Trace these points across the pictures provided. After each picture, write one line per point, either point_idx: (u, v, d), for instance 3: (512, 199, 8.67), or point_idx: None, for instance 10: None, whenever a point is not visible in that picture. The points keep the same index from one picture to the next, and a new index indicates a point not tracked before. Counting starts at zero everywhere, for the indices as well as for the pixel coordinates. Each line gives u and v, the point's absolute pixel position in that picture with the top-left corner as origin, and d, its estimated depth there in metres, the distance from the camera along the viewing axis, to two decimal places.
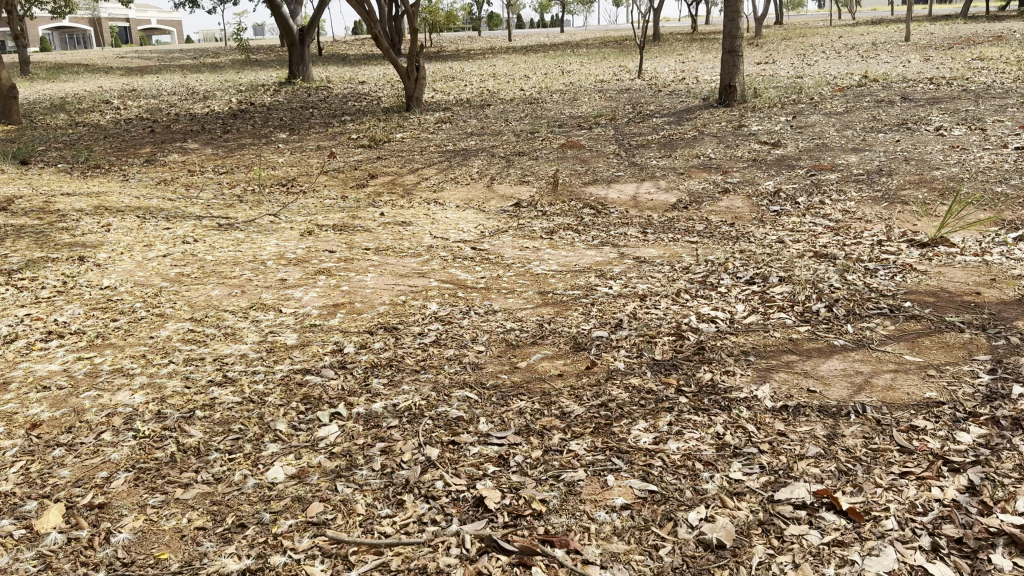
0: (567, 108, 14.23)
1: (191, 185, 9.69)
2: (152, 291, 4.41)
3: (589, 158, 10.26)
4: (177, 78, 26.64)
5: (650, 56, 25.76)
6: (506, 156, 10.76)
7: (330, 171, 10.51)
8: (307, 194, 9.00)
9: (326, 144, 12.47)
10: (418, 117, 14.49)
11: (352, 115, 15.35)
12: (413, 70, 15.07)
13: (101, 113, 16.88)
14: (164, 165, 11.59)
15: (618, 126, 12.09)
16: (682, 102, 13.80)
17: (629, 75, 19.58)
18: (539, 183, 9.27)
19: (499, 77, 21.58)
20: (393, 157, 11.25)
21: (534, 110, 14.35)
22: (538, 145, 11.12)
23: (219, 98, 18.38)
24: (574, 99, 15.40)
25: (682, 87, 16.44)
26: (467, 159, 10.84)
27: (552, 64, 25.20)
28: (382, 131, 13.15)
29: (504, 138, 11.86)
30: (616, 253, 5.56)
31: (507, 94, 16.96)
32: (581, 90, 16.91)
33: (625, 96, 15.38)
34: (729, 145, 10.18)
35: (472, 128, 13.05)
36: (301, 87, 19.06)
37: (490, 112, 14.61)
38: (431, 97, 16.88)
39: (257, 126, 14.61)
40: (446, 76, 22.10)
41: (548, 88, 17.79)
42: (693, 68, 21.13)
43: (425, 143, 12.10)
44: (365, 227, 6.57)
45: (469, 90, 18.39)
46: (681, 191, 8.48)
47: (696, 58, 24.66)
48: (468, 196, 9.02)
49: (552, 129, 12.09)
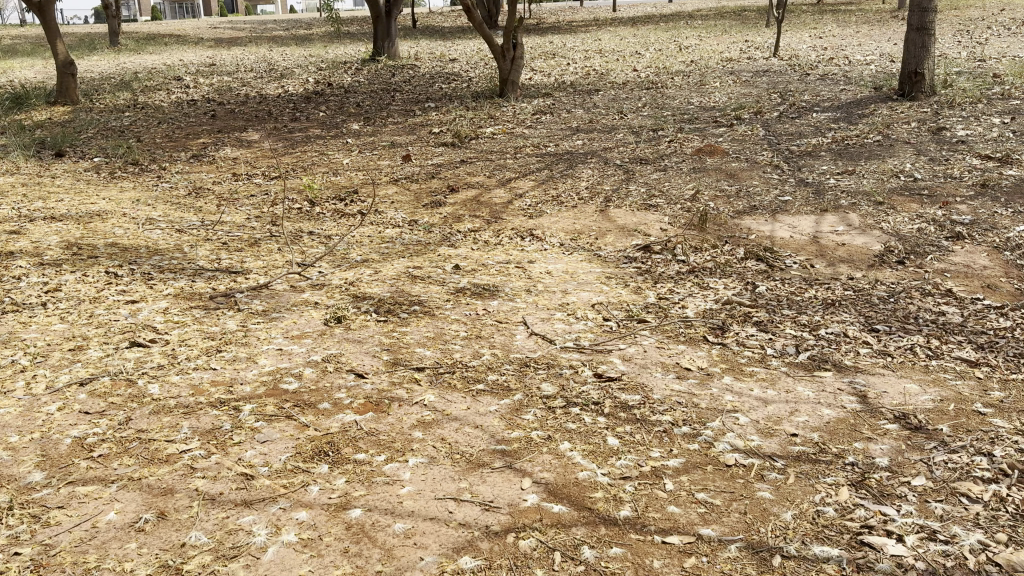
0: (695, 97, 11.60)
1: (229, 196, 7.76)
2: (0, 500, 2.39)
3: (737, 170, 7.76)
4: (263, 51, 25.21)
5: (779, 32, 22.44)
6: (625, 164, 8.39)
7: (402, 182, 8.42)
8: (368, 218, 6.93)
9: (401, 141, 10.38)
10: (513, 106, 12.19)
11: (436, 101, 13.20)
12: (510, 48, 12.84)
13: (167, 93, 15.32)
14: (210, 163, 9.76)
15: (766, 124, 9.48)
16: (843, 91, 10.96)
17: (762, 54, 16.61)
18: (675, 210, 6.90)
19: (604, 55, 18.89)
20: (482, 161, 9.05)
21: (653, 98, 11.82)
22: (667, 149, 8.68)
23: (295, 77, 16.59)
24: (701, 86, 12.73)
25: (834, 71, 13.45)
26: (575, 166, 8.52)
27: (664, 39, 22.26)
28: (470, 123, 10.95)
29: (620, 137, 9.47)
30: (854, 398, 3.18)
31: (618, 76, 14.42)
32: (707, 73, 14.17)
33: (764, 82, 12.60)
34: (932, 159, 7.48)
35: (579, 122, 10.68)
36: (384, 66, 17.06)
37: (598, 100, 12.20)
38: (529, 80, 14.54)
39: (329, 114, 12.67)
40: (544, 53, 19.60)
41: (666, 69, 15.15)
42: (837, 46, 17.91)
43: (522, 141, 9.82)
44: (428, 300, 4.33)
45: (571, 71, 15.92)
46: (885, 232, 5.95)
47: (834, 33, 21.23)
48: (576, 226, 6.75)
49: (682, 126, 9.60)
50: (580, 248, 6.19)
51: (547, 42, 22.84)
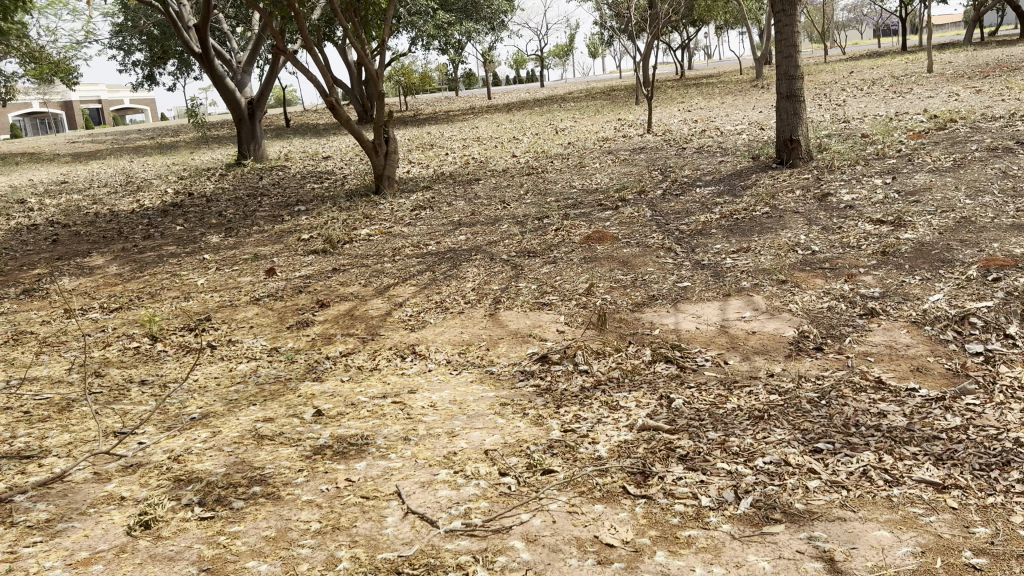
0: (577, 180, 11.23)
1: (55, 339, 6.62)
2: None
3: (630, 255, 7.25)
4: (125, 162, 23.83)
5: (650, 108, 22.97)
6: (512, 258, 7.72)
7: (265, 302, 7.44)
8: (219, 352, 5.92)
9: (266, 252, 9.43)
10: (390, 203, 11.49)
11: (306, 204, 12.35)
12: (381, 142, 12.18)
13: (5, 219, 13.88)
14: (43, 298, 8.54)
15: (653, 203, 9.14)
16: (723, 163, 10.85)
17: (638, 131, 16.72)
18: (570, 311, 6.20)
19: (482, 142, 18.62)
20: (356, 268, 8.20)
21: (535, 184, 11.39)
22: (554, 238, 8.09)
23: (154, 189, 15.45)
24: (581, 167, 12.44)
25: (709, 143, 13.50)
26: (458, 265, 7.80)
27: (540, 122, 22.35)
28: (343, 226, 10.13)
29: (504, 229, 8.87)
30: (821, 565, 2.50)
31: (498, 164, 14.03)
32: (586, 154, 13.99)
33: (643, 160, 12.43)
34: (825, 228, 7.21)
35: (459, 215, 10.06)
36: (252, 170, 16.16)
37: (478, 190, 11.67)
38: (406, 174, 13.94)
39: (189, 227, 11.63)
40: (422, 145, 19.19)
41: (546, 152, 14.93)
42: (707, 118, 18.32)
43: (399, 242, 9.06)
44: (272, 474, 3.36)
45: (450, 161, 15.47)
46: (796, 315, 5.50)
47: (702, 106, 21.87)
48: (462, 338, 5.92)
49: (566, 213, 9.11)
50: (469, 366, 5.32)
51: (425, 134, 22.54)
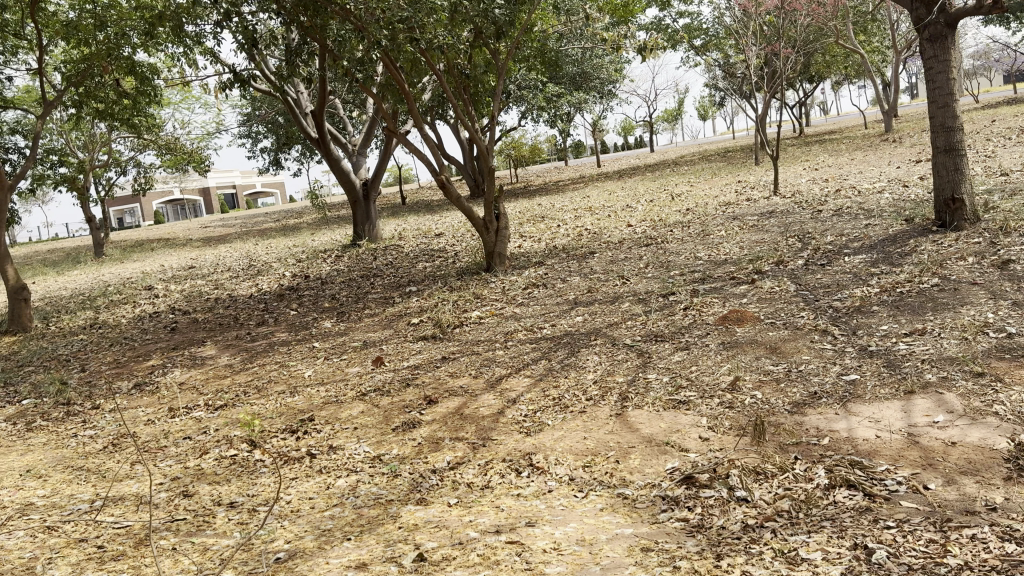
0: (702, 250, 10.33)
1: (155, 446, 6.26)
2: None
3: (778, 339, 6.27)
4: (248, 245, 24.68)
5: (771, 169, 21.79)
6: (639, 341, 6.86)
7: (369, 396, 6.85)
8: (318, 463, 5.34)
9: (375, 338, 8.97)
10: (502, 281, 10.93)
11: (417, 284, 11.97)
12: (493, 219, 11.71)
13: (132, 307, 14.25)
14: (153, 393, 8.36)
15: (794, 275, 8.14)
16: (870, 226, 9.69)
17: (762, 195, 15.65)
18: (712, 411, 5.24)
19: (595, 212, 18.00)
20: (467, 355, 7.57)
21: (656, 256, 10.56)
22: (685, 318, 7.20)
23: (272, 273, 15.61)
24: (706, 235, 11.52)
25: (847, 204, 12.33)
26: (578, 350, 7.02)
27: (654, 188, 21.57)
28: (454, 308, 9.61)
29: (626, 308, 8.07)
30: None
31: (614, 234, 13.31)
32: (708, 221, 13.06)
33: (774, 225, 11.38)
34: (1018, 304, 6.06)
35: (576, 293, 9.34)
36: (365, 250, 16.12)
37: (594, 264, 10.94)
38: (518, 249, 13.43)
39: (301, 312, 11.45)
40: (533, 217, 18.75)
41: (664, 220, 14.13)
42: (837, 177, 17.02)
43: (513, 324, 8.40)
44: None
45: (562, 233, 14.89)
46: (1009, 423, 4.45)
47: (828, 164, 20.51)
48: (586, 445, 5.04)
49: (695, 288, 8.21)
50: (597, 485, 4.44)
51: (535, 205, 22.18)
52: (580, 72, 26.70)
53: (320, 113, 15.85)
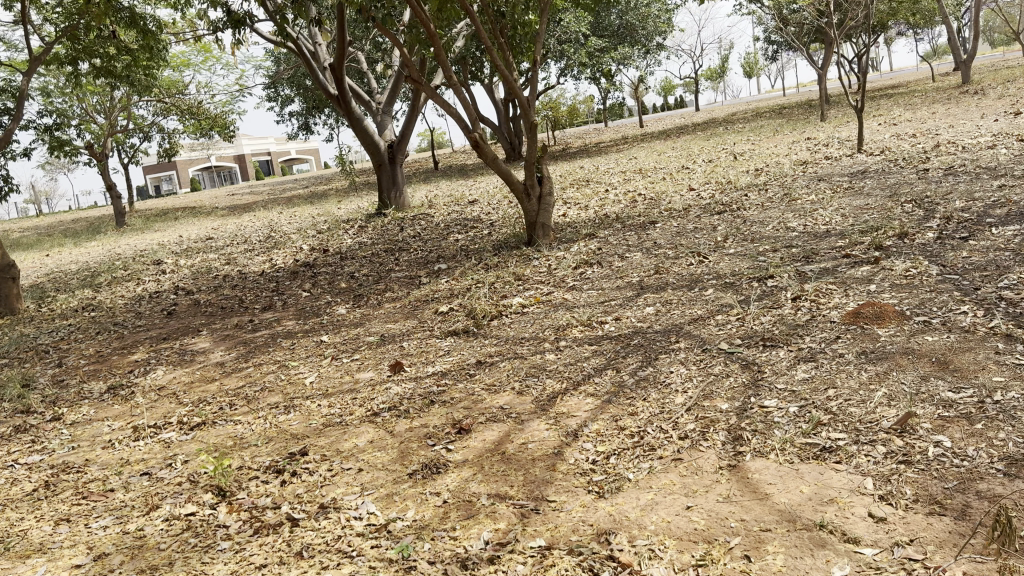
0: (790, 220, 8.48)
1: (98, 488, 4.74)
2: None
3: (946, 348, 4.49)
4: (273, 213, 23.25)
5: (840, 125, 19.56)
6: (740, 347, 5.12)
7: (381, 418, 5.23)
8: (300, 537, 3.74)
9: (395, 331, 7.35)
10: (547, 257, 9.20)
11: (448, 260, 10.32)
12: (534, 183, 9.99)
13: (134, 285, 12.84)
14: (126, 400, 6.86)
15: (930, 252, 6.30)
16: (1008, 188, 7.75)
17: (842, 153, 13.61)
18: (878, 469, 3.51)
19: (645, 175, 16.09)
20: (508, 358, 5.90)
21: (734, 226, 8.73)
22: (797, 317, 5.43)
23: (288, 245, 14.09)
24: (793, 200, 9.62)
25: (957, 161, 10.33)
26: (656, 356, 5.30)
27: (710, 148, 19.51)
28: (491, 292, 7.93)
29: (711, 296, 6.31)
30: None
31: (675, 200, 11.46)
32: (787, 183, 11.13)
33: (874, 188, 9.45)
34: None
35: (640, 274, 7.59)
36: (392, 219, 14.50)
37: (657, 236, 9.13)
38: (563, 218, 11.68)
39: (314, 294, 9.90)
40: (577, 181, 16.93)
41: (733, 182, 12.25)
42: (927, 131, 14.86)
43: (564, 315, 6.71)
44: None
45: (612, 199, 13.07)
46: None
47: (908, 118, 18.26)
48: (691, 523, 3.35)
49: (799, 272, 6.41)
50: None
51: (577, 169, 20.30)
52: (625, 23, 24.51)
53: (339, 67, 14.16)
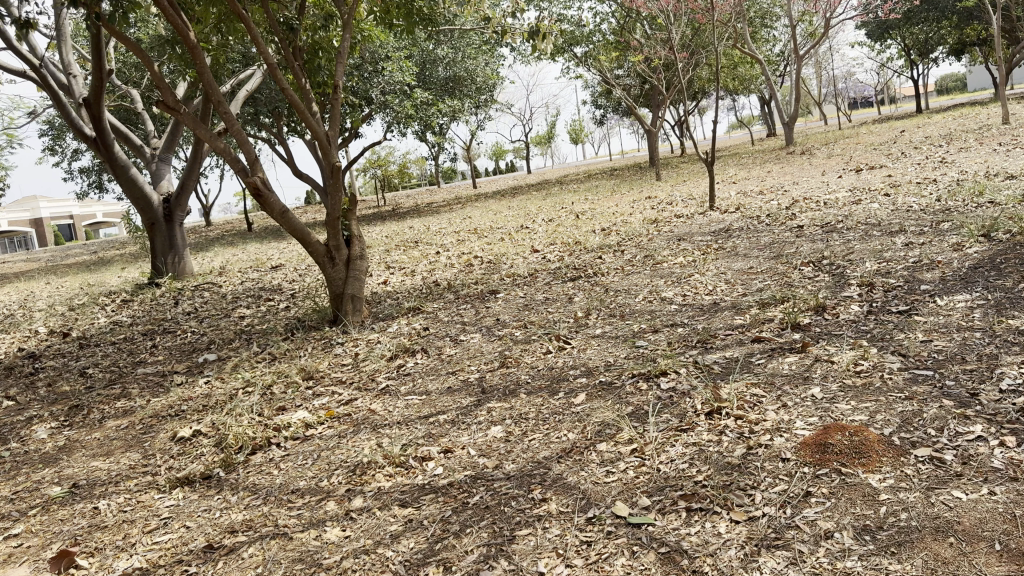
0: (663, 286, 6.69)
1: None
2: None
3: (1006, 518, 2.58)
4: (38, 284, 19.24)
5: (681, 184, 18.80)
6: (651, 514, 3.02)
7: None
8: None
9: (102, 476, 4.69)
10: (355, 340, 6.86)
11: (222, 347, 7.71)
12: (341, 245, 7.68)
13: None
14: None
15: (872, 334, 4.58)
16: (918, 247, 6.36)
17: (694, 210, 12.34)
18: None
19: (481, 236, 14.16)
20: (258, 537, 3.49)
21: (595, 297, 6.82)
22: (727, 449, 3.43)
23: (22, 328, 10.81)
24: (658, 262, 7.91)
25: (831, 217, 9.14)
26: (507, 531, 3.09)
27: (549, 207, 18.02)
28: (264, 399, 5.46)
29: (584, 408, 4.22)
30: None
31: (516, 264, 9.51)
32: (645, 242, 9.50)
33: (751, 247, 7.93)
34: None
35: (477, 368, 5.41)
36: (168, 291, 11.60)
37: (499, 311, 7.05)
38: (381, 288, 9.40)
39: (22, 404, 6.95)
40: (404, 243, 14.75)
41: (582, 241, 10.54)
42: (774, 189, 14.01)
43: (364, 443, 4.37)
44: None
45: (442, 263, 10.95)
46: None
47: (747, 177, 17.76)
48: None
49: (703, 365, 4.49)
50: None
51: (405, 230, 18.12)
52: (453, 77, 22.93)
53: (96, 104, 11.25)
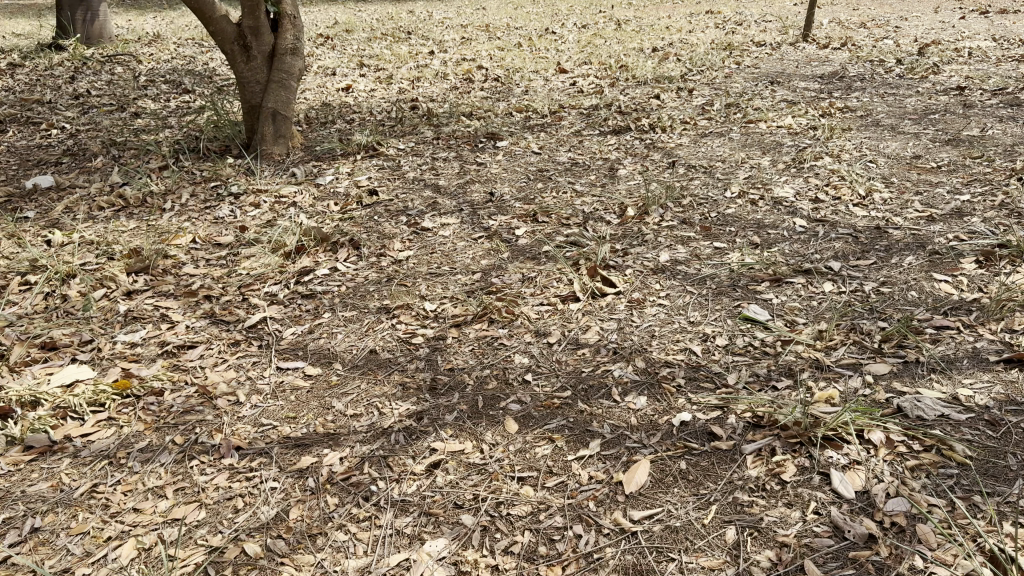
0: (772, 173, 4.02)
1: None
2: None
3: None
4: None
5: (747, 0, 15.24)
6: None
7: None
8: None
9: None
10: (259, 193, 4.26)
11: (74, 166, 5.08)
12: (261, 26, 4.94)
13: None
14: None
15: None
16: None
17: (777, 40, 9.26)
18: None
19: (492, 37, 11.04)
20: None
21: (652, 178, 4.18)
22: None
23: None
24: (750, 120, 5.17)
25: (996, 77, 6.30)
26: None
27: (582, 9, 14.60)
28: (39, 314, 2.95)
29: (650, 529, 1.76)
30: None
31: (533, 92, 6.68)
32: (719, 80, 6.63)
33: (892, 115, 5.17)
34: None
35: (434, 304, 2.90)
36: (70, 59, 8.68)
37: (496, 177, 4.42)
38: (338, 102, 6.63)
39: None
40: (397, 33, 11.65)
41: (627, 65, 7.67)
42: (876, 23, 10.80)
43: (140, 516, 1.94)
44: None
45: (433, 71, 8.05)
46: None
47: (832, 2, 14.34)
48: None
49: (924, 430, 1.99)
50: None
51: (402, 15, 14.76)
52: None
53: None
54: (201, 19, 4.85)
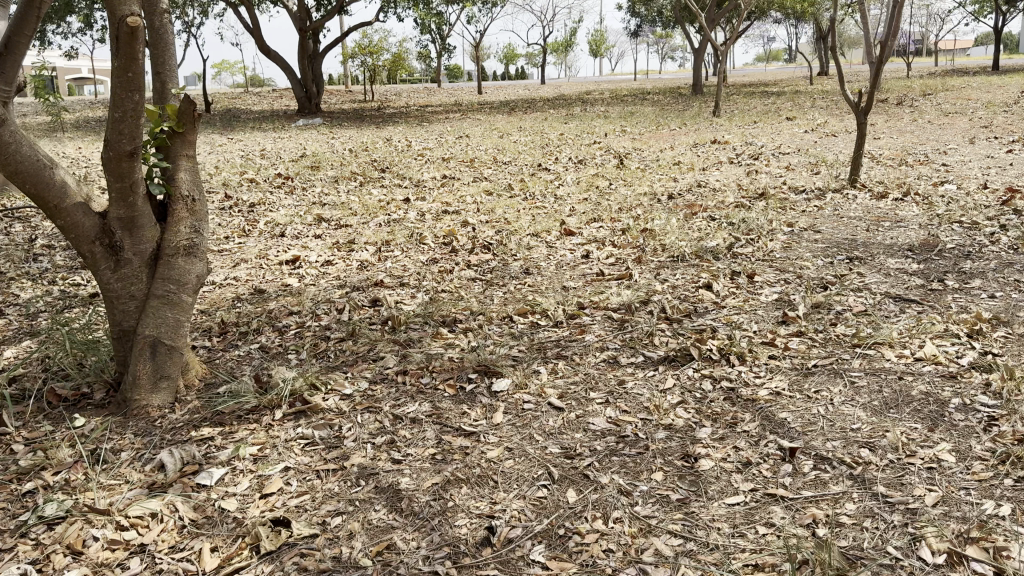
0: (974, 498, 2.36)
1: None
2: None
3: None
4: None
5: (751, 127, 14.16)
6: None
7: None
8: None
9: None
10: (93, 518, 2.52)
11: None
12: (139, 216, 3.32)
13: None
14: None
15: None
16: None
17: (814, 185, 7.88)
18: None
19: (477, 176, 9.63)
20: None
21: (761, 490, 2.48)
22: None
23: None
24: (859, 341, 3.56)
25: None
26: None
27: (574, 138, 13.41)
28: None
29: None
30: None
31: (534, 272, 5.10)
32: (778, 256, 5.08)
33: None
34: None
35: None
36: None
37: (495, 468, 2.71)
38: (275, 290, 4.98)
39: None
40: (369, 169, 10.24)
41: (647, 227, 6.15)
42: (914, 159, 9.51)
43: None
44: None
45: (407, 229, 6.50)
46: None
47: (846, 130, 13.26)
48: None
49: None
50: None
51: (377, 145, 13.49)
52: None
53: None
54: (46, 208, 3.14)
